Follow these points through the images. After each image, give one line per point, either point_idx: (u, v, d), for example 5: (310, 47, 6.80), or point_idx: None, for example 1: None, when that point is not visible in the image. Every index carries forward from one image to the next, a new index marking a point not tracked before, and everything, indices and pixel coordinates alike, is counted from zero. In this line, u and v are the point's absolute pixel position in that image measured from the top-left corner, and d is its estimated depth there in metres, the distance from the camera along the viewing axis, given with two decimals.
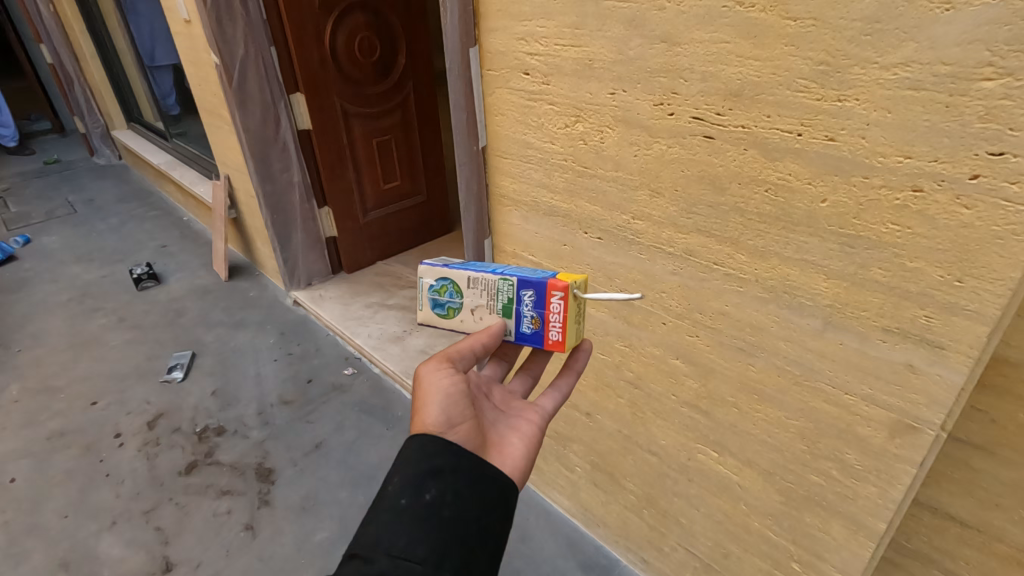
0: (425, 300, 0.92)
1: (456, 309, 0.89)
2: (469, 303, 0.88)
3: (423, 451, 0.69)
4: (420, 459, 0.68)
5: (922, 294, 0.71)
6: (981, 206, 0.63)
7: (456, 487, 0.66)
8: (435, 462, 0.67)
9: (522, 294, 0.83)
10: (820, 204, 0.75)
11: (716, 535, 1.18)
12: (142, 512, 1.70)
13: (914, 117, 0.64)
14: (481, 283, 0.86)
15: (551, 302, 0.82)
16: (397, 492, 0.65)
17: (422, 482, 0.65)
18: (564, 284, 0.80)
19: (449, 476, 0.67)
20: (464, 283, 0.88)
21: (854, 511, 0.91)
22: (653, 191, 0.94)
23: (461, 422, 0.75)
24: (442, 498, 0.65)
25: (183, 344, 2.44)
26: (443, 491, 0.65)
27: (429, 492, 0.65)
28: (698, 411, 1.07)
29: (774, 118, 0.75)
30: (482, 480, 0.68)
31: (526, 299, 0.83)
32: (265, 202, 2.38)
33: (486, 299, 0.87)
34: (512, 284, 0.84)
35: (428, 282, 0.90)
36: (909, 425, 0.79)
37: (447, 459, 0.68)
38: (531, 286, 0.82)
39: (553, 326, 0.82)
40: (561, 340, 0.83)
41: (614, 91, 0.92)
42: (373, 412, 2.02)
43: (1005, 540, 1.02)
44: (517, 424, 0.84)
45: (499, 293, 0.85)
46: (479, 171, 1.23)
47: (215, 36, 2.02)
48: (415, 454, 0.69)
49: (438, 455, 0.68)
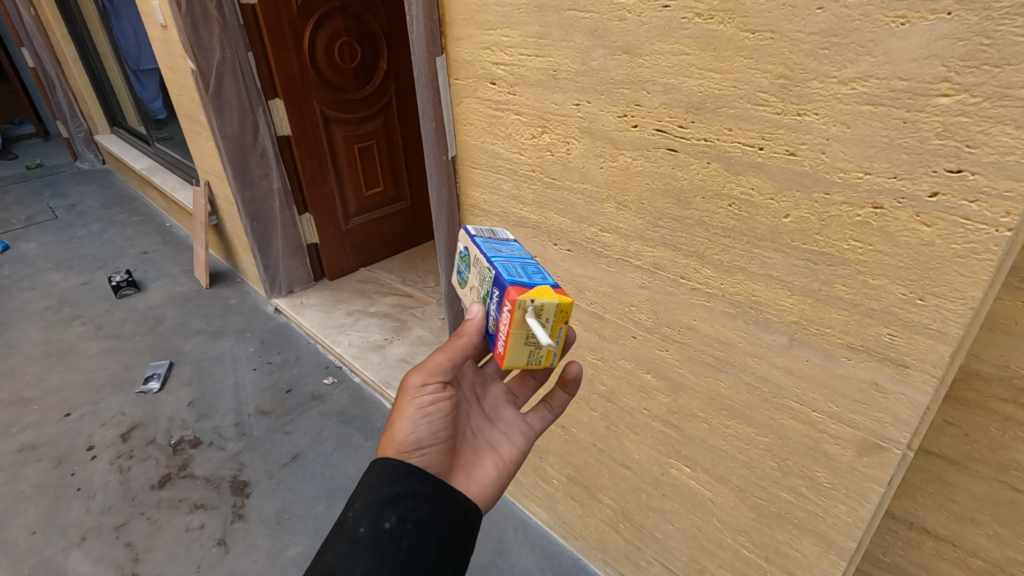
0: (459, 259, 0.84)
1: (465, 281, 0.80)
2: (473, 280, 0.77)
3: (384, 475, 0.67)
4: (383, 485, 0.66)
5: (885, 312, 0.69)
6: (940, 224, 0.61)
7: (416, 514, 0.65)
8: (397, 489, 0.66)
9: (493, 290, 0.68)
10: (783, 219, 0.73)
11: (690, 550, 1.16)
12: (112, 528, 1.66)
13: (873, 132, 0.62)
14: (479, 264, 0.74)
15: (503, 310, 0.65)
16: (357, 519, 0.64)
17: (383, 509, 0.64)
18: (514, 296, 0.63)
19: (410, 503, 0.66)
20: (473, 259, 0.76)
21: (824, 529, 0.90)
22: (619, 203, 0.92)
23: (432, 445, 0.74)
24: (402, 526, 0.64)
25: (161, 353, 2.40)
26: (403, 519, 0.64)
27: (389, 520, 0.64)
28: (669, 426, 1.06)
29: (735, 132, 0.74)
30: (444, 506, 0.67)
31: (493, 298, 0.68)
32: (244, 209, 2.35)
33: (478, 278, 0.74)
34: (491, 274, 0.69)
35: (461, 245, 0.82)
36: (876, 444, 0.77)
37: (409, 485, 0.67)
38: (499, 283, 0.67)
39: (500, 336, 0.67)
40: (503, 354, 0.67)
41: (578, 102, 0.90)
42: (352, 423, 1.99)
43: (979, 555, 1.01)
44: (496, 442, 0.84)
45: (484, 279, 0.71)
46: (449, 182, 1.21)
47: (191, 41, 2.00)
48: (376, 479, 0.67)
49: (401, 482, 0.67)
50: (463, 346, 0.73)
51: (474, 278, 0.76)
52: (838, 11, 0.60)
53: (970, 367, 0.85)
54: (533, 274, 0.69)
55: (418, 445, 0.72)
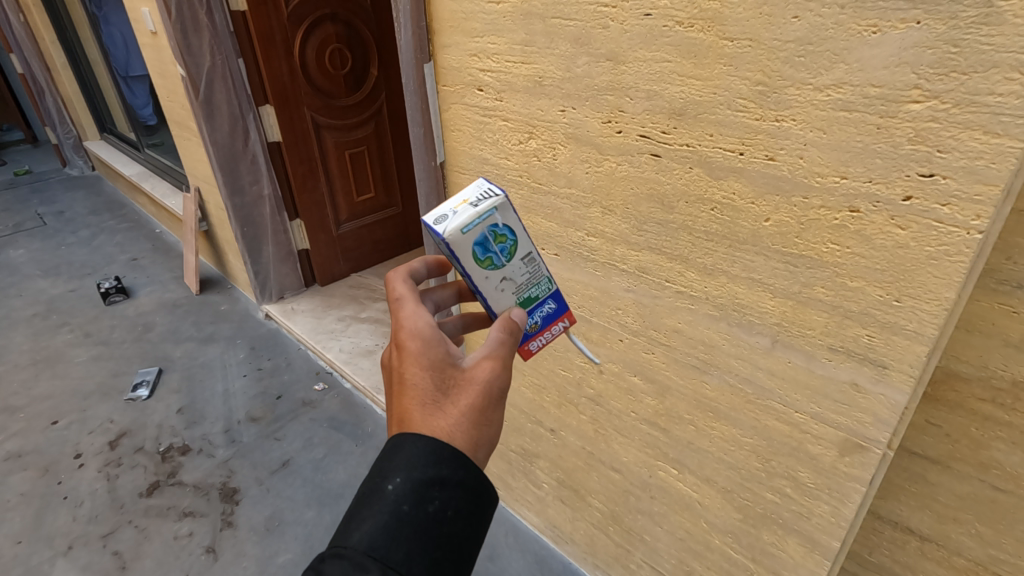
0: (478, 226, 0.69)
1: (492, 263, 0.71)
2: (509, 270, 0.73)
3: (431, 451, 0.58)
4: (430, 462, 0.58)
5: (864, 313, 0.71)
6: (914, 226, 0.63)
7: (459, 502, 0.58)
8: (443, 471, 0.58)
9: (546, 301, 0.79)
10: (763, 223, 0.75)
11: (679, 552, 1.17)
12: (100, 536, 1.65)
13: (848, 138, 0.64)
14: (534, 262, 0.75)
15: (553, 327, 0.81)
16: (399, 497, 0.56)
17: (426, 491, 0.56)
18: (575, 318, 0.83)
19: (454, 488, 0.58)
20: (521, 251, 0.73)
21: (809, 529, 0.91)
22: (605, 208, 0.94)
23: None
24: (444, 513, 0.57)
25: (149, 360, 2.39)
26: (445, 504, 0.57)
27: (432, 503, 0.57)
28: (657, 428, 1.07)
29: (715, 137, 0.75)
30: (482, 496, 0.61)
31: (545, 307, 0.79)
32: (234, 215, 2.35)
33: (524, 280, 0.75)
34: (550, 284, 0.78)
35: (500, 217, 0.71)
36: (857, 444, 0.79)
37: (455, 470, 0.58)
38: (554, 296, 0.80)
39: (538, 339, 0.79)
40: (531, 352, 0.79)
41: (564, 109, 0.91)
42: (342, 429, 1.99)
43: (962, 554, 1.02)
44: None
45: (536, 282, 0.76)
46: (438, 187, 1.21)
47: (181, 48, 2.00)
48: (422, 455, 0.58)
49: (447, 463, 0.58)
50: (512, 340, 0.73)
51: (516, 273, 0.74)
52: (813, 19, 0.62)
53: (950, 367, 0.87)
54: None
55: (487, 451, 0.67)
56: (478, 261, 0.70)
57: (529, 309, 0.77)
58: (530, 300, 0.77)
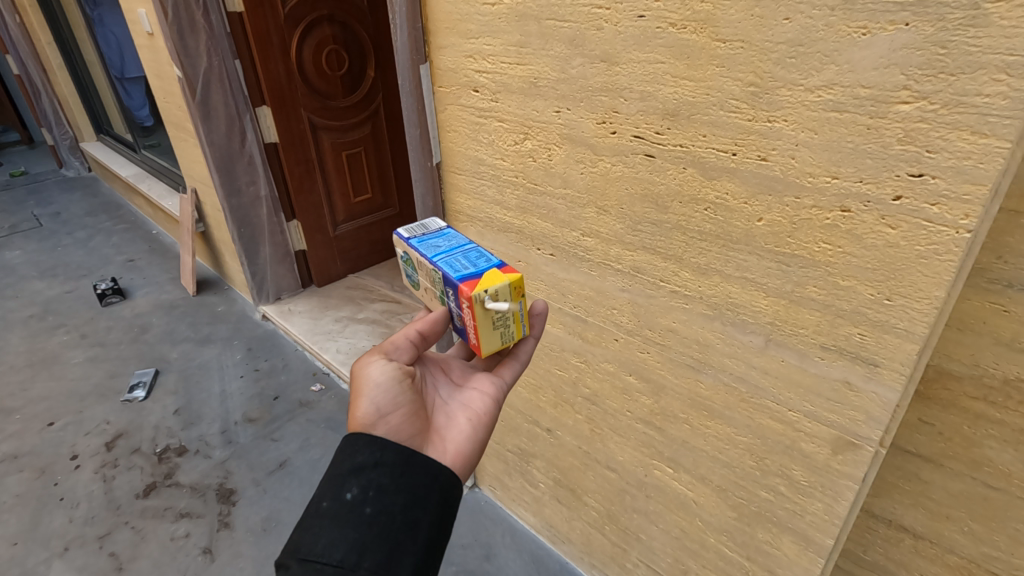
0: (403, 269, 0.93)
1: (416, 282, 0.89)
2: (422, 282, 0.86)
3: (347, 450, 0.67)
4: (345, 459, 0.66)
5: (855, 312, 0.71)
6: (904, 225, 0.64)
7: (379, 482, 0.63)
8: (357, 460, 0.65)
9: (448, 290, 0.77)
10: (756, 223, 0.76)
11: (675, 551, 1.17)
12: (96, 537, 1.65)
13: (839, 138, 0.65)
14: (424, 267, 0.83)
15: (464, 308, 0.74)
16: (321, 496, 0.63)
17: (341, 482, 0.63)
18: (466, 294, 0.71)
19: (370, 471, 0.64)
20: (414, 262, 0.85)
21: (802, 527, 0.91)
22: (600, 209, 0.94)
23: (396, 412, 0.73)
24: (364, 495, 0.62)
25: (146, 361, 2.38)
26: (365, 488, 0.63)
27: (350, 491, 0.63)
28: (652, 428, 1.07)
29: (709, 138, 0.76)
30: (409, 474, 0.65)
31: (451, 296, 0.77)
32: (231, 216, 2.35)
33: (430, 283, 0.84)
34: (439, 277, 0.78)
35: (398, 251, 0.90)
36: (849, 442, 0.79)
37: (370, 454, 0.65)
38: (450, 285, 0.75)
39: (469, 330, 0.75)
40: (476, 345, 0.76)
41: (559, 109, 0.92)
42: (340, 429, 1.99)
43: (955, 552, 1.03)
44: (469, 404, 0.81)
45: (434, 281, 0.81)
46: (434, 188, 1.22)
47: (177, 49, 2.01)
48: (340, 456, 0.67)
49: (361, 452, 0.66)
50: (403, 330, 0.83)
51: (425, 281, 0.85)
52: (804, 21, 0.63)
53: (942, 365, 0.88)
54: (476, 262, 0.77)
55: (380, 414, 0.72)
56: (415, 286, 0.91)
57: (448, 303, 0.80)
58: (442, 299, 0.81)
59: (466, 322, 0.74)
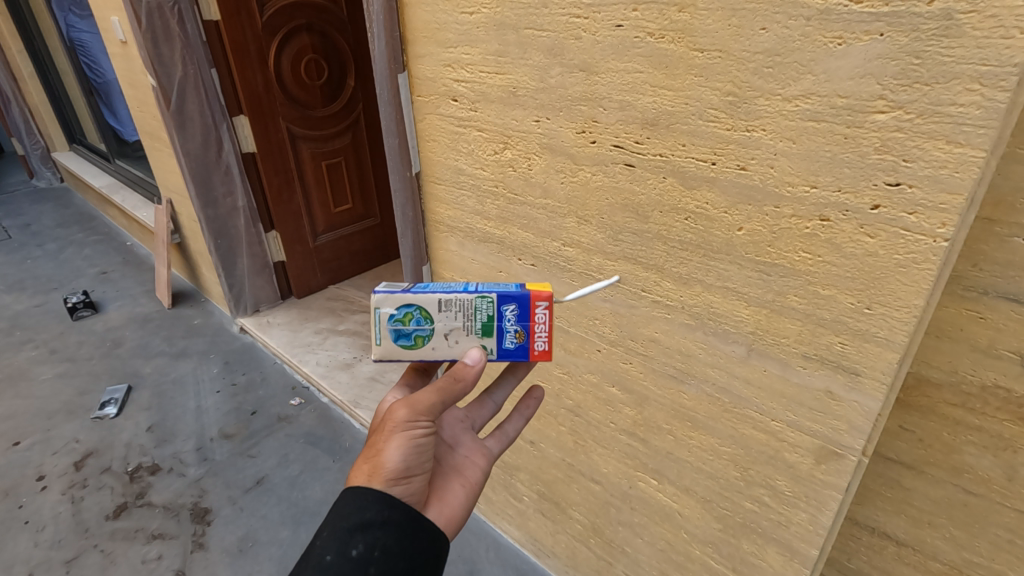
0: (383, 332, 0.75)
1: (424, 337, 0.75)
2: (442, 328, 0.74)
3: (354, 502, 0.67)
4: (352, 513, 0.66)
5: (836, 321, 0.71)
6: (883, 234, 0.64)
7: (384, 542, 0.65)
8: (365, 516, 0.66)
9: (503, 310, 0.74)
10: (737, 232, 0.75)
11: (660, 564, 1.16)
12: (63, 562, 1.58)
13: (817, 148, 0.65)
14: (454, 304, 0.74)
15: (535, 314, 0.74)
16: (324, 546, 0.64)
17: (348, 537, 0.64)
18: (549, 292, 0.73)
19: (378, 530, 0.66)
20: (434, 307, 0.74)
21: (787, 537, 0.91)
22: (580, 218, 0.93)
23: (414, 476, 0.72)
24: (369, 554, 0.64)
25: (118, 377, 2.31)
26: (370, 546, 0.64)
27: (355, 547, 0.64)
28: (636, 439, 1.06)
29: (688, 147, 0.75)
30: (412, 537, 0.68)
31: (508, 315, 0.74)
32: (208, 227, 2.30)
33: (464, 322, 0.74)
34: (491, 300, 0.73)
35: (388, 312, 0.74)
36: (832, 452, 0.79)
37: (378, 512, 0.66)
38: (512, 300, 0.73)
39: (540, 335, 0.74)
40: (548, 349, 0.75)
41: (538, 119, 0.91)
42: (319, 444, 1.95)
43: (938, 559, 1.06)
44: (463, 468, 0.84)
45: (476, 312, 0.74)
46: (413, 197, 1.20)
47: (151, 58, 1.96)
48: (345, 506, 0.67)
49: (370, 508, 0.66)
50: (459, 391, 0.73)
51: (451, 323, 0.74)
52: (780, 31, 0.63)
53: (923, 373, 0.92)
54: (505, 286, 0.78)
55: (400, 479, 0.70)
56: (412, 347, 0.75)
57: (496, 332, 0.75)
58: (490, 327, 0.74)
59: (544, 326, 0.73)
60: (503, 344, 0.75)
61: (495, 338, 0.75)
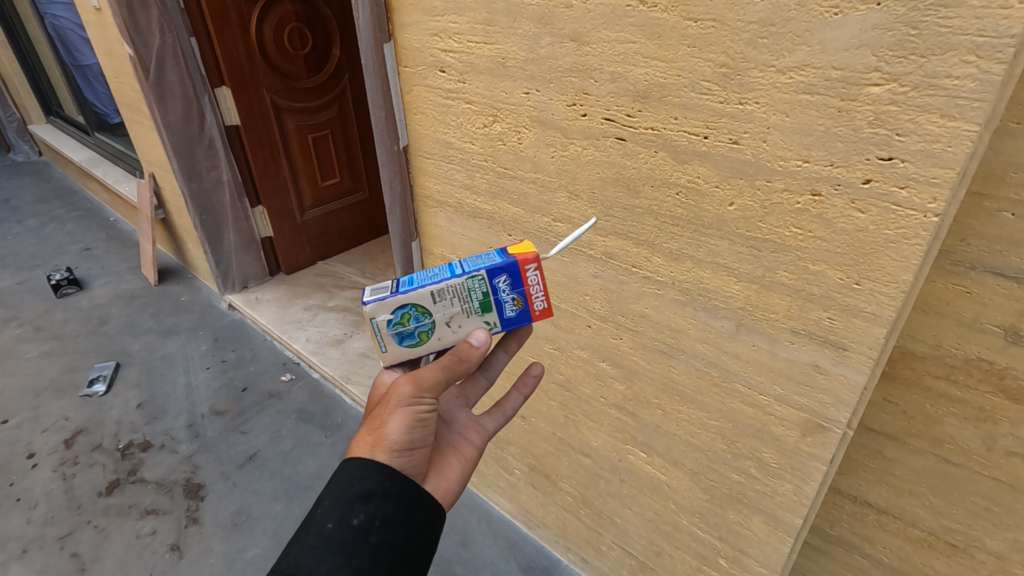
0: (387, 337, 0.74)
1: (428, 331, 0.74)
2: (442, 318, 0.73)
3: (355, 472, 0.67)
4: (354, 482, 0.67)
5: (824, 296, 0.71)
6: (874, 209, 0.63)
7: (384, 512, 0.66)
8: (366, 486, 0.66)
9: (494, 283, 0.72)
10: (727, 207, 0.75)
11: (648, 533, 1.19)
12: (57, 538, 1.59)
13: (810, 121, 0.64)
14: (448, 291, 0.72)
15: (527, 277, 0.72)
16: (325, 515, 0.65)
17: (350, 506, 0.65)
18: (536, 253, 0.71)
19: (379, 500, 0.66)
20: (428, 301, 0.72)
21: (772, 507, 0.93)
22: (571, 193, 0.92)
23: (417, 449, 0.73)
24: (370, 523, 0.65)
25: (106, 354, 2.29)
26: (372, 516, 0.65)
27: (356, 517, 0.65)
28: (625, 413, 1.07)
29: (680, 120, 0.74)
30: (411, 507, 0.68)
31: (501, 286, 0.72)
32: (192, 202, 2.25)
33: (461, 306, 0.73)
34: (481, 277, 0.71)
35: (385, 318, 0.73)
36: (818, 424, 0.80)
37: (379, 483, 0.67)
38: (501, 270, 0.71)
39: (536, 296, 0.73)
40: (548, 308, 0.74)
41: (527, 91, 0.89)
42: (311, 420, 1.95)
43: (917, 525, 1.10)
44: (459, 444, 0.85)
45: (470, 293, 0.72)
46: (401, 172, 1.18)
47: (126, 25, 1.89)
48: (346, 477, 0.67)
49: (373, 478, 0.67)
50: (462, 371, 0.73)
51: (449, 311, 0.73)
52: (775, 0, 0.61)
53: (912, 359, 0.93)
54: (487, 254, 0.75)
55: (403, 453, 0.71)
56: (419, 342, 0.75)
57: (494, 306, 0.73)
58: (487, 303, 0.73)
59: (539, 288, 0.71)
60: (506, 315, 0.73)
61: (495, 311, 0.73)
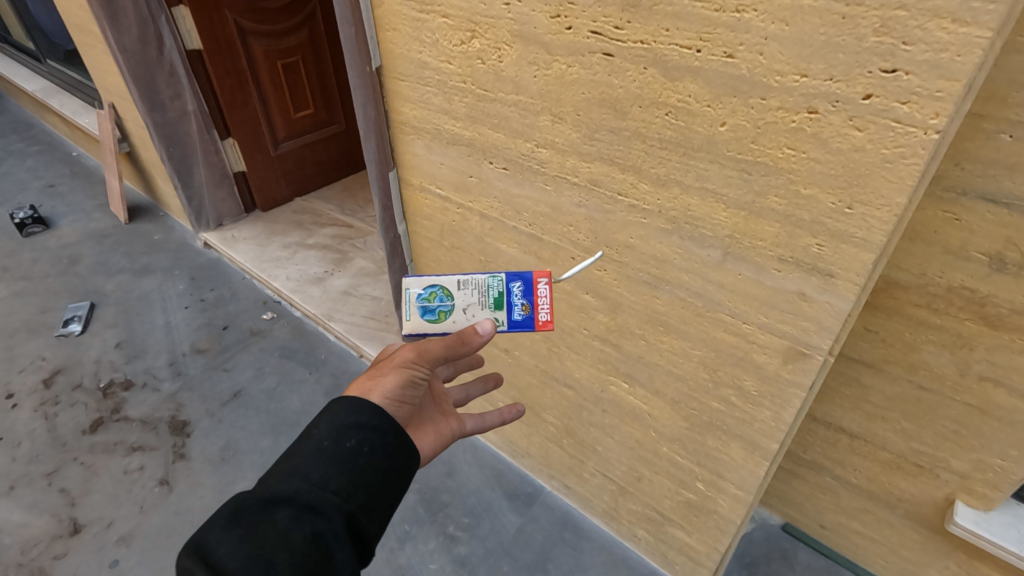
0: (412, 308, 0.81)
1: (447, 312, 0.80)
2: (461, 304, 0.80)
3: (350, 404, 0.70)
4: (350, 410, 0.69)
5: (814, 222, 0.69)
6: (872, 127, 0.60)
7: (373, 442, 0.68)
8: (359, 417, 0.69)
9: (511, 286, 0.79)
10: (719, 128, 0.71)
11: (629, 460, 1.22)
12: (44, 475, 1.60)
13: (812, 30, 0.59)
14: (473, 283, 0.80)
15: (539, 290, 0.79)
16: (322, 434, 0.67)
17: (345, 430, 0.67)
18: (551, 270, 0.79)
19: (371, 430, 0.69)
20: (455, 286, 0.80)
21: (750, 433, 0.95)
22: (555, 116, 0.87)
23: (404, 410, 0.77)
24: (359, 448, 0.67)
25: (79, 294, 2.23)
26: (364, 442, 0.67)
27: (350, 439, 0.67)
28: (608, 345, 1.07)
29: (672, 32, 0.69)
30: (397, 450, 0.70)
31: (515, 290, 0.79)
32: (157, 133, 2.13)
33: (479, 297, 0.80)
34: (501, 278, 0.79)
35: (416, 291, 0.81)
36: (800, 352, 0.80)
37: (371, 416, 0.69)
38: (519, 278, 0.79)
39: (542, 308, 0.79)
40: (550, 322, 0.79)
41: (508, 1, 0.82)
42: (295, 358, 1.94)
43: (887, 448, 1.14)
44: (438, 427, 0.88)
45: (489, 289, 0.79)
46: (376, 96, 1.11)
47: None
48: (342, 403, 0.70)
49: (366, 413, 0.69)
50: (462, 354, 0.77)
51: (470, 300, 0.80)
52: None
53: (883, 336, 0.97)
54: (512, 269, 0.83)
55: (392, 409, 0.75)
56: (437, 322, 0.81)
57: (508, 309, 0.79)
58: (500, 301, 0.79)
59: (548, 299, 0.78)
60: (514, 318, 0.79)
61: (505, 312, 0.79)
